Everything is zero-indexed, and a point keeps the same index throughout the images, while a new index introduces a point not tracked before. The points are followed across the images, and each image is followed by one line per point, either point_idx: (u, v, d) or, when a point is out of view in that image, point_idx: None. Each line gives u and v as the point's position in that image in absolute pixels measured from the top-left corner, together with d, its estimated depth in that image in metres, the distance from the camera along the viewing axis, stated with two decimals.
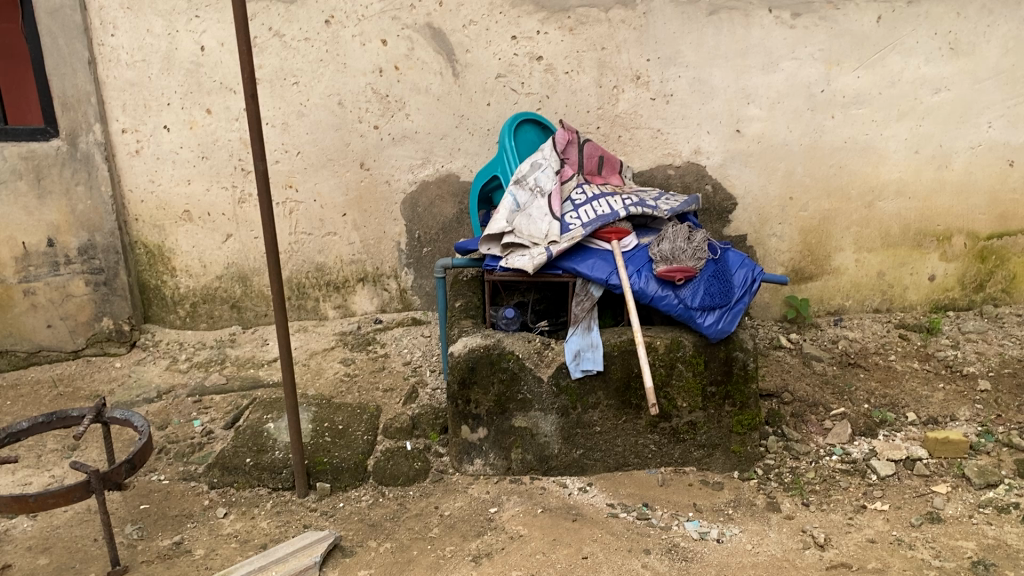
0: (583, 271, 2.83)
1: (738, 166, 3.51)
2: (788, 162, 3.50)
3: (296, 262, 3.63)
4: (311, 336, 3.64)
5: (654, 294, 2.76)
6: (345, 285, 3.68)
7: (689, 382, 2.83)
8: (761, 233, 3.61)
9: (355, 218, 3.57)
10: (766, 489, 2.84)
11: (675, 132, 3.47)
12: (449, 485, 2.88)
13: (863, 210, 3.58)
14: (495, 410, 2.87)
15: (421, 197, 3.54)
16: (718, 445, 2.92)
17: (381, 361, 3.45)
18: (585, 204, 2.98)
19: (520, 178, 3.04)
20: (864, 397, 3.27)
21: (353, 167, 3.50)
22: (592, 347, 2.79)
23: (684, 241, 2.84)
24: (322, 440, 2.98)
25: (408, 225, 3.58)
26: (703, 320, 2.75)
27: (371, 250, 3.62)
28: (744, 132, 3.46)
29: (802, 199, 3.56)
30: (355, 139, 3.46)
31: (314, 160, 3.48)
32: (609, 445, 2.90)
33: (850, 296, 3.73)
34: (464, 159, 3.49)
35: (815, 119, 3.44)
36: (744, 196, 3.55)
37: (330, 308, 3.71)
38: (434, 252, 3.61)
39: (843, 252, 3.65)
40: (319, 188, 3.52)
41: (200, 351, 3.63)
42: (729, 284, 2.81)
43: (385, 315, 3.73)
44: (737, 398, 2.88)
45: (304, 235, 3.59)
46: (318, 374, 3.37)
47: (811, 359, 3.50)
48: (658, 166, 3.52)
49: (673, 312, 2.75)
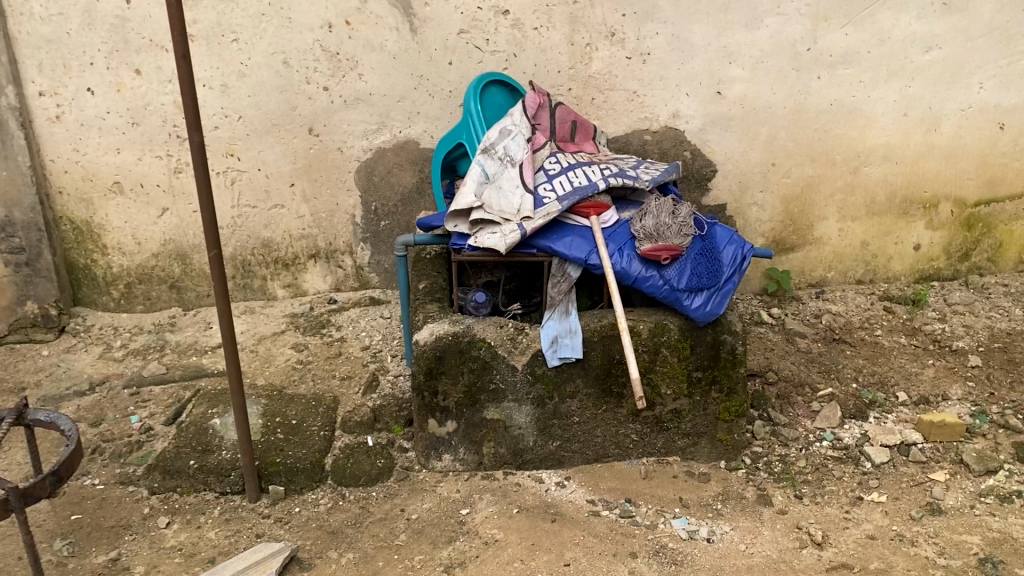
0: (559, 250, 2.59)
1: (718, 130, 3.28)
2: (771, 126, 3.28)
3: (241, 237, 3.32)
4: (259, 318, 3.35)
5: (638, 275, 2.53)
6: (295, 262, 3.39)
7: (674, 367, 2.61)
8: (742, 202, 3.40)
9: (305, 188, 3.26)
10: (755, 480, 2.66)
11: (652, 94, 3.22)
12: (416, 484, 2.64)
13: (848, 176, 3.38)
14: (465, 402, 2.64)
15: (378, 165, 3.25)
16: (704, 433, 2.72)
17: (337, 346, 3.18)
18: (560, 174, 2.74)
19: (488, 146, 2.77)
20: (851, 375, 3.10)
21: (301, 133, 3.18)
22: (570, 334, 2.58)
23: (669, 216, 2.60)
24: (274, 438, 2.71)
25: (363, 196, 3.29)
26: (690, 302, 2.52)
27: (323, 224, 3.33)
28: (726, 94, 3.22)
29: (785, 165, 3.34)
30: (304, 102, 3.14)
31: (258, 125, 3.16)
32: (588, 436, 2.69)
33: (832, 267, 3.55)
34: (424, 124, 3.20)
35: (800, 80, 3.21)
36: (724, 163, 3.33)
37: (279, 287, 3.42)
38: (392, 225, 3.33)
39: (826, 221, 3.46)
40: (264, 156, 3.20)
41: (137, 337, 3.32)
42: (717, 262, 2.57)
43: (340, 295, 3.45)
44: (725, 383, 2.66)
45: (248, 208, 3.27)
46: (268, 362, 3.09)
47: (795, 335, 3.31)
48: (634, 130, 3.27)
49: (658, 294, 2.53)
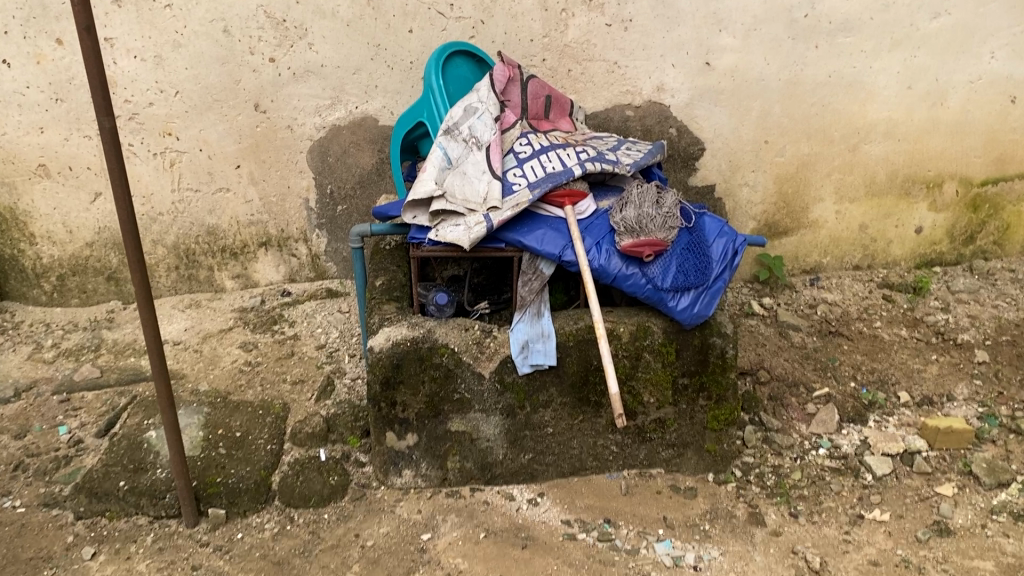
0: (530, 245, 2.32)
1: (707, 105, 2.99)
2: (764, 100, 2.99)
3: (183, 224, 3.03)
4: (205, 312, 3.06)
5: (618, 273, 2.27)
6: (244, 251, 3.09)
7: (658, 374, 2.36)
8: (732, 182, 3.13)
9: (252, 170, 2.95)
10: (746, 496, 2.42)
11: (634, 65, 2.92)
12: (373, 504, 2.39)
13: (847, 155, 3.11)
14: (427, 413, 2.37)
15: (332, 145, 2.94)
16: (690, 444, 2.47)
17: (290, 344, 2.90)
18: (532, 158, 2.46)
19: (450, 127, 2.47)
20: (849, 374, 2.86)
21: (246, 109, 2.86)
22: (543, 339, 2.31)
23: (651, 207, 2.31)
24: (215, 453, 2.45)
25: (317, 178, 2.99)
26: (676, 303, 2.26)
27: (274, 209, 3.03)
28: (715, 65, 2.93)
29: (779, 142, 3.07)
30: (248, 75, 2.81)
31: (197, 101, 2.83)
32: (563, 448, 2.44)
33: (828, 252, 3.29)
34: (383, 98, 2.89)
35: (796, 49, 2.92)
36: (712, 141, 3.05)
37: (227, 278, 3.14)
38: (350, 210, 3.04)
39: (822, 203, 3.20)
40: (205, 135, 2.89)
41: (70, 335, 3.03)
42: (706, 258, 2.29)
43: (295, 286, 3.17)
44: (714, 390, 2.41)
45: (190, 192, 2.97)
46: (212, 364, 2.81)
47: (788, 328, 3.06)
48: (614, 106, 2.98)
49: (639, 294, 2.27)
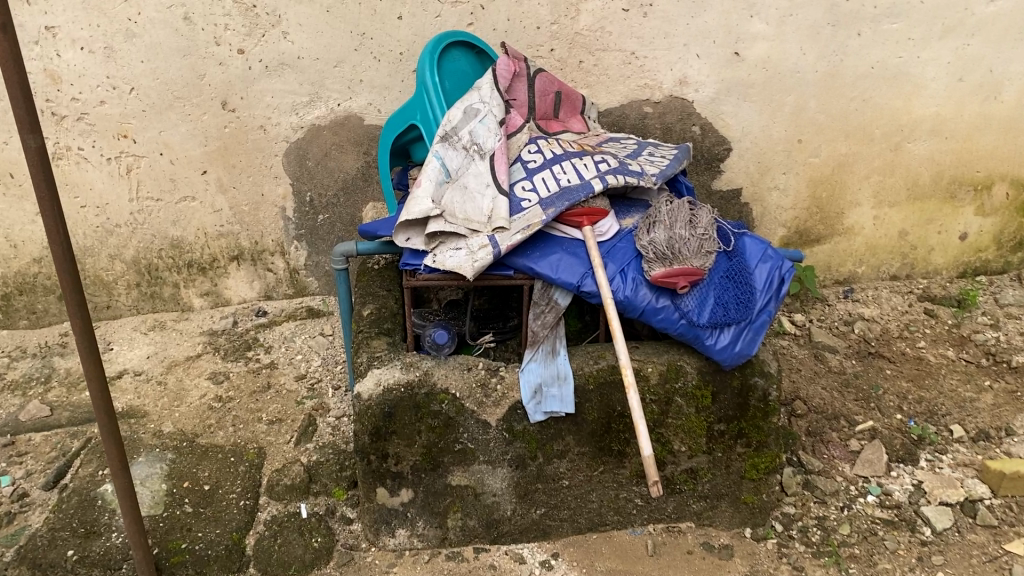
0: (544, 273, 1.99)
1: (735, 100, 2.65)
2: (799, 94, 2.66)
3: (143, 237, 2.67)
4: (171, 336, 2.72)
5: (646, 306, 1.94)
6: (213, 266, 2.75)
7: (691, 420, 2.04)
8: (761, 186, 2.80)
9: (220, 175, 2.60)
10: (790, 556, 2.12)
11: (654, 56, 2.58)
12: (362, 571, 2.05)
13: (888, 154, 2.79)
14: (424, 467, 2.05)
15: (312, 147, 2.59)
16: (725, 496, 2.16)
17: (265, 374, 2.56)
18: (543, 168, 2.12)
19: (448, 132, 2.12)
20: (894, 405, 2.55)
21: (212, 107, 2.50)
22: (558, 382, 1.99)
23: (685, 228, 1.97)
24: (180, 513, 2.11)
25: (295, 184, 2.64)
26: (714, 340, 1.94)
27: (246, 219, 2.68)
28: (745, 56, 2.59)
29: (814, 141, 2.74)
30: (212, 69, 2.45)
31: (155, 99, 2.47)
32: (581, 502, 2.13)
33: (864, 261, 2.98)
34: (368, 94, 2.53)
35: (836, 37, 2.58)
36: (740, 140, 2.71)
37: (194, 296, 2.79)
38: (332, 220, 2.70)
39: (859, 208, 2.88)
40: (166, 137, 2.53)
41: (17, 364, 2.68)
42: (749, 287, 1.97)
43: (271, 304, 2.83)
44: (754, 436, 2.10)
45: (151, 201, 2.61)
46: (178, 400, 2.48)
47: (823, 351, 2.75)
48: (630, 101, 2.65)
49: (672, 330, 1.94)
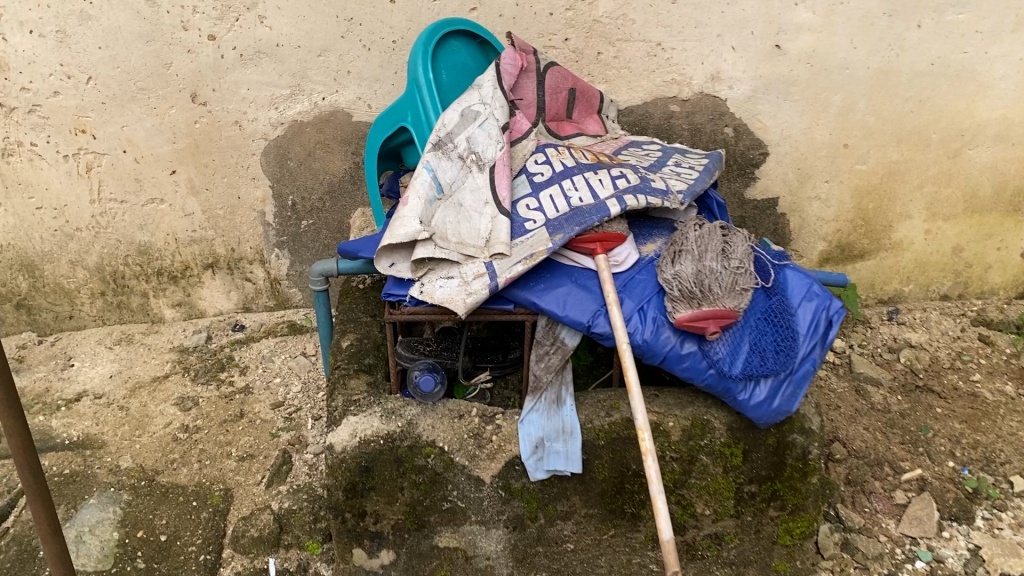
0: (548, 309, 1.70)
1: (774, 99, 2.33)
2: (847, 93, 2.33)
3: (107, 242, 2.40)
4: (138, 352, 2.46)
5: (669, 352, 1.65)
6: (185, 275, 2.48)
7: (717, 481, 1.76)
8: (800, 196, 2.49)
9: (191, 176, 2.32)
10: None
11: (683, 47, 2.26)
12: None
13: (946, 162, 2.46)
14: (407, 526, 1.77)
15: (294, 146, 2.30)
16: (753, 563, 1.88)
17: (239, 399, 2.30)
18: (551, 182, 1.84)
19: (442, 139, 1.83)
20: (945, 450, 2.24)
21: (181, 100, 2.21)
22: (563, 437, 1.70)
23: (716, 259, 1.69)
24: (129, 569, 1.84)
25: (275, 187, 2.36)
26: (748, 394, 1.65)
27: (221, 224, 2.40)
28: (787, 49, 2.26)
29: (861, 147, 2.42)
30: (180, 57, 2.15)
31: (117, 90, 2.18)
32: (588, 567, 1.85)
33: (912, 280, 2.66)
34: (357, 87, 2.23)
35: (893, 30, 2.25)
36: (779, 144, 2.40)
37: (166, 306, 2.53)
38: (318, 227, 2.42)
39: (910, 221, 2.56)
40: (130, 133, 2.24)
41: None
42: (791, 332, 1.67)
43: (250, 317, 2.57)
44: (789, 499, 1.81)
45: (114, 203, 2.34)
46: (139, 429, 2.22)
47: (865, 384, 2.45)
48: (655, 98, 2.33)
49: (699, 380, 1.66)
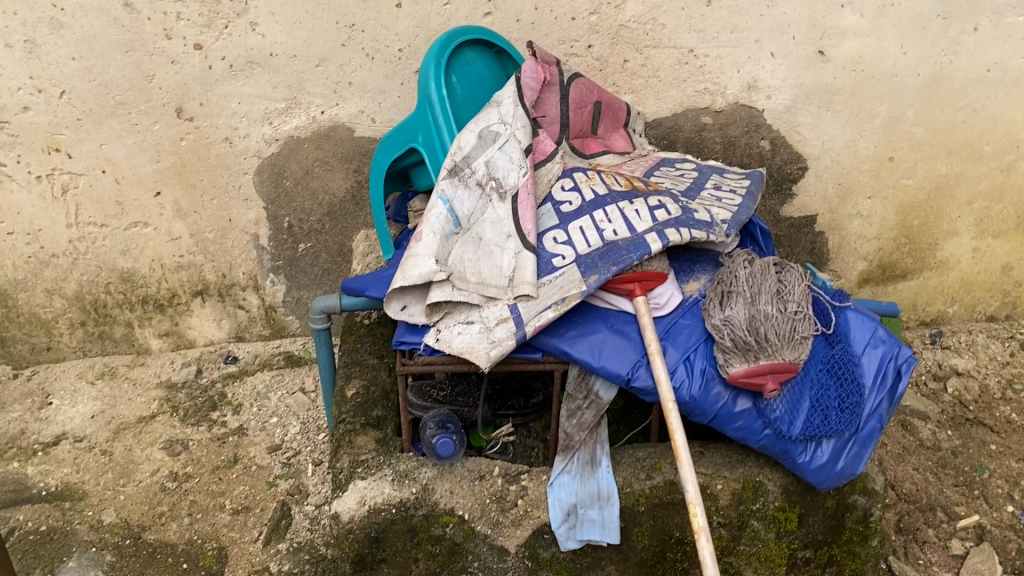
0: (582, 358, 1.50)
1: (815, 109, 2.13)
2: (894, 103, 2.13)
3: (86, 269, 2.20)
4: (123, 388, 2.26)
5: (720, 411, 1.46)
6: (173, 303, 2.28)
7: (769, 548, 1.57)
8: (840, 213, 2.29)
9: (177, 198, 2.11)
10: None
11: (718, 54, 2.06)
12: None
13: (998, 175, 2.26)
14: None
15: (290, 164, 2.10)
16: None
17: (233, 442, 2.10)
18: (580, 211, 1.64)
19: (456, 164, 1.64)
20: (1003, 493, 2.05)
21: (165, 116, 2.00)
22: (599, 503, 1.51)
23: (772, 302, 1.49)
24: None
25: (269, 209, 2.15)
26: (810, 456, 1.47)
27: (211, 248, 2.20)
28: (831, 55, 2.06)
29: (908, 160, 2.22)
30: (163, 69, 1.95)
31: (94, 105, 1.97)
32: None
33: (957, 300, 2.47)
34: (359, 100, 2.02)
35: (946, 33, 2.04)
36: (819, 157, 2.20)
37: (152, 336, 2.33)
38: (316, 250, 2.21)
39: (957, 238, 2.36)
40: (109, 151, 2.03)
41: None
42: (857, 385, 1.48)
43: (244, 348, 2.37)
44: (848, 564, 1.63)
45: (94, 227, 2.13)
46: (124, 477, 2.02)
47: (912, 417, 2.26)
48: (686, 110, 2.14)
49: (753, 441, 1.47)
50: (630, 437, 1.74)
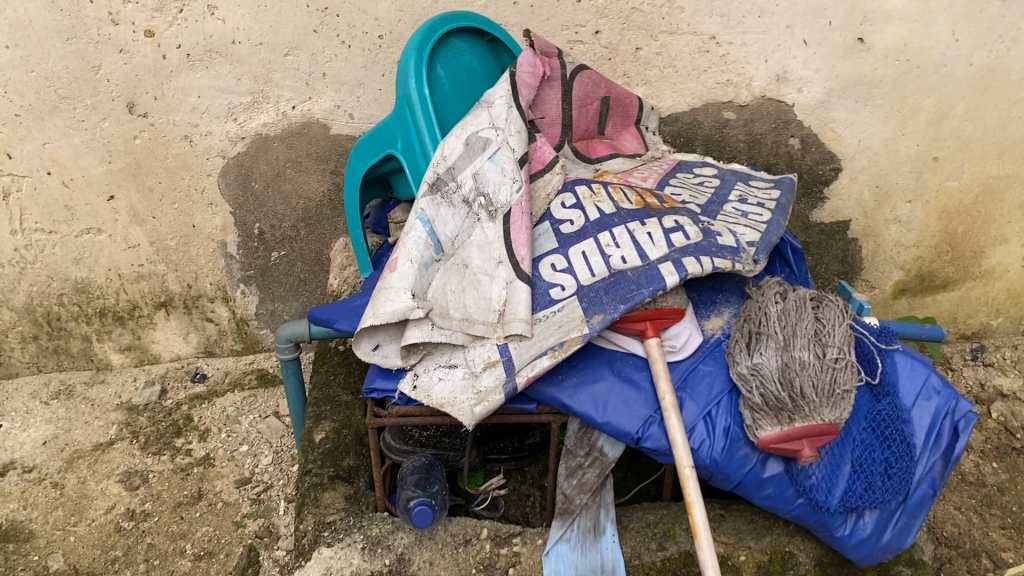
0: (583, 412, 1.28)
1: (851, 104, 1.88)
2: (941, 96, 1.87)
3: (36, 279, 1.98)
4: (81, 410, 2.06)
5: (746, 477, 1.24)
6: (134, 315, 2.07)
7: None
8: (876, 218, 2.05)
9: (133, 202, 1.89)
10: None
11: (743, 42, 1.83)
12: None
13: None
14: None
15: (258, 165, 1.87)
16: None
17: (197, 474, 1.90)
18: (584, 233, 1.41)
19: (439, 176, 1.40)
20: None
21: (114, 111, 1.77)
22: None
23: (808, 348, 1.26)
24: None
25: (237, 214, 1.93)
26: (851, 530, 1.25)
27: (174, 257, 1.98)
28: (871, 43, 1.81)
29: (954, 160, 1.96)
30: (110, 58, 1.71)
31: (34, 100, 1.74)
32: None
33: (1002, 313, 2.23)
34: (335, 93, 1.78)
35: (1005, 17, 1.77)
36: (854, 157, 1.95)
37: (113, 351, 2.13)
38: (291, 259, 1.99)
39: (1005, 246, 2.10)
40: (54, 150, 1.81)
41: None
42: (908, 446, 1.26)
43: (214, 364, 2.16)
44: None
45: (41, 234, 1.91)
46: (74, 514, 1.81)
47: None
48: (705, 103, 1.91)
49: (785, 510, 1.26)
50: (638, 491, 1.54)
